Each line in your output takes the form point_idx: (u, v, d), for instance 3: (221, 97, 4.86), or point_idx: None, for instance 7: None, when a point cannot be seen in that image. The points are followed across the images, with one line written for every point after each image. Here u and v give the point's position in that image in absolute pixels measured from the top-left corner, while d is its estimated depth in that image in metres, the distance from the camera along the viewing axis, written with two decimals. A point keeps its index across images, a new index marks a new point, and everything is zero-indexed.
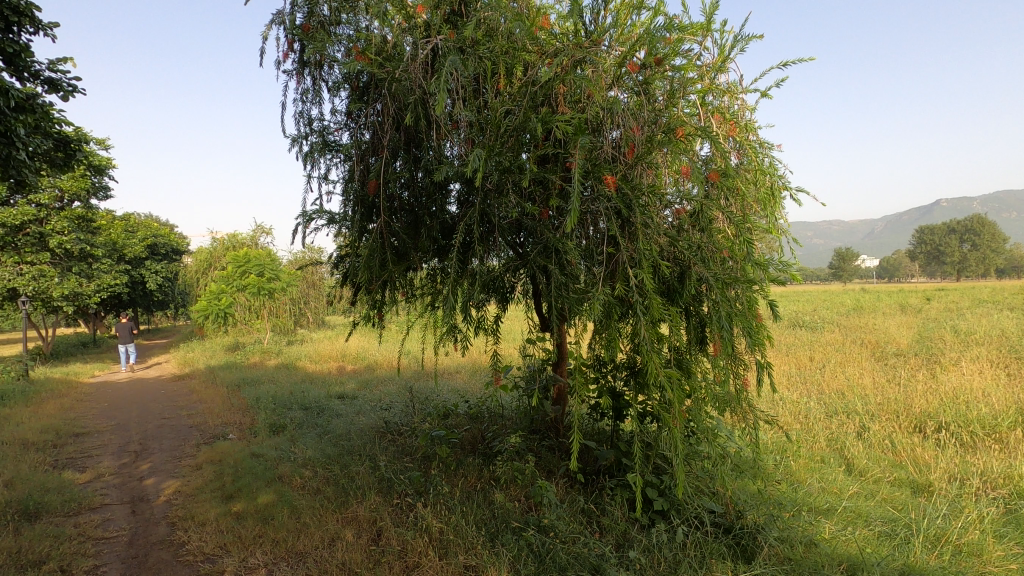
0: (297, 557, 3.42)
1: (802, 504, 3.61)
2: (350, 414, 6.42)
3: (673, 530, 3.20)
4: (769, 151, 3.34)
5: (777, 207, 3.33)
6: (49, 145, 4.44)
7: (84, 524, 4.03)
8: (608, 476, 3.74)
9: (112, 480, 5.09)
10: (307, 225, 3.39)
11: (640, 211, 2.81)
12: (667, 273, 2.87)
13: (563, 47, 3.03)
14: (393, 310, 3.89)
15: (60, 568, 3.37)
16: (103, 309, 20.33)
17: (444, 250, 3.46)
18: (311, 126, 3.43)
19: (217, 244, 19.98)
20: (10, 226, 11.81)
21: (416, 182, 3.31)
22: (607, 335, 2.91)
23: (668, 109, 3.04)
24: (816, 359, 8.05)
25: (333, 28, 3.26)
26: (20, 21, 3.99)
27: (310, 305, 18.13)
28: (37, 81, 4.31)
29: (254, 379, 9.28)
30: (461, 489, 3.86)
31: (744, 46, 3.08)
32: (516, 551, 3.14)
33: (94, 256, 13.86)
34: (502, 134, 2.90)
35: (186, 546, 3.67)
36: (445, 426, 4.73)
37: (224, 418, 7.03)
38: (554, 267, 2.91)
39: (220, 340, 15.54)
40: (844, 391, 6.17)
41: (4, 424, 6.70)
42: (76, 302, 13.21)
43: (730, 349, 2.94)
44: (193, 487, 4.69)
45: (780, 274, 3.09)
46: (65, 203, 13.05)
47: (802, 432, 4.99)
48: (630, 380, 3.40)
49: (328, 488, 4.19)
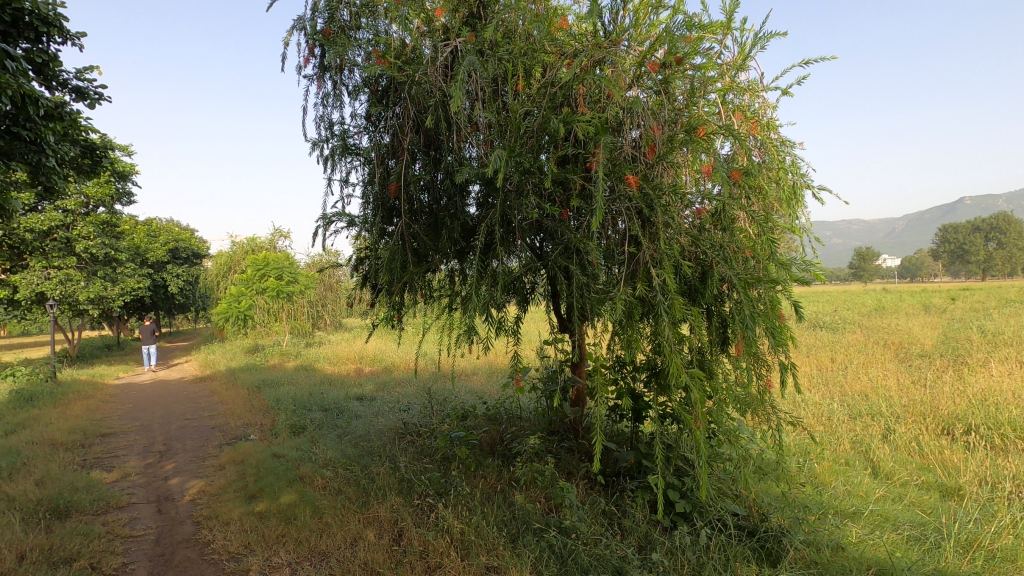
0: (320, 557, 3.46)
1: (828, 507, 3.56)
2: (369, 414, 6.49)
3: (696, 533, 3.17)
4: (791, 149, 3.30)
5: (798, 207, 3.28)
6: (77, 152, 4.55)
7: (112, 522, 4.11)
8: (629, 478, 3.72)
9: (138, 479, 5.19)
10: (327, 227, 3.41)
11: (661, 210, 2.81)
12: (688, 273, 2.86)
13: (582, 47, 3.02)
14: (412, 312, 3.90)
15: (90, 565, 3.43)
16: (127, 313, 20.81)
17: (464, 252, 3.45)
18: (332, 130, 3.46)
19: (237, 247, 20.34)
20: (39, 232, 12.20)
21: (435, 183, 3.32)
22: (629, 335, 2.91)
23: (688, 109, 3.04)
24: (838, 360, 7.93)
25: (353, 33, 3.30)
26: (49, 31, 4.09)
27: (328, 308, 18.30)
28: (66, 89, 4.41)
29: (274, 380, 9.41)
30: (482, 490, 3.88)
31: (765, 45, 3.06)
32: (538, 552, 3.14)
33: (118, 260, 14.20)
34: (522, 135, 2.92)
35: (212, 545, 3.73)
36: (464, 426, 4.77)
37: (245, 419, 7.15)
38: (575, 268, 2.92)
39: (240, 342, 15.79)
40: (867, 393, 6.07)
41: (34, 425, 6.89)
42: (101, 305, 13.53)
43: (753, 349, 2.91)
44: (216, 487, 4.76)
45: (804, 273, 3.04)
46: (91, 209, 13.44)
47: (825, 433, 4.93)
48: (650, 381, 3.38)
49: (349, 488, 4.22)
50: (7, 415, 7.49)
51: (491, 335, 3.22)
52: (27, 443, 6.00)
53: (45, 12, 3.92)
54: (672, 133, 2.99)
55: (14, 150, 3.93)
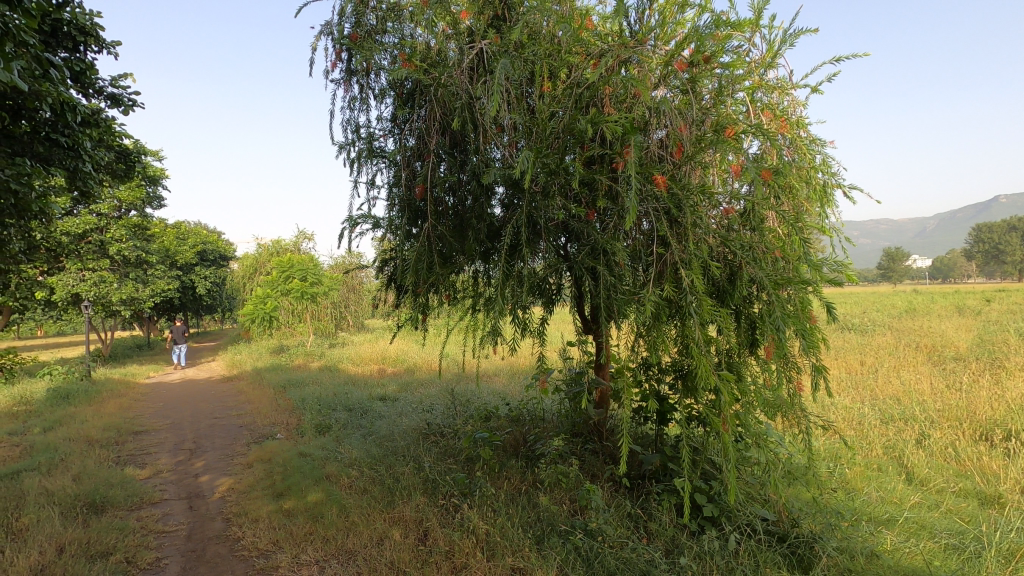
0: (347, 555, 3.50)
1: (861, 513, 3.48)
2: (392, 415, 6.55)
3: (725, 538, 3.13)
4: (822, 147, 3.22)
5: (828, 207, 3.22)
6: (111, 157, 4.66)
7: (145, 518, 4.21)
8: (654, 481, 3.69)
9: (169, 477, 5.32)
10: (353, 229, 3.44)
11: (690, 211, 2.77)
12: (717, 274, 2.82)
13: (608, 47, 3.00)
14: (436, 313, 3.91)
15: (125, 559, 3.53)
16: (157, 313, 21.33)
17: (489, 253, 3.46)
18: (358, 133, 3.50)
19: (262, 249, 20.72)
20: (74, 235, 12.60)
21: (461, 185, 3.33)
22: (656, 337, 2.88)
23: (715, 108, 3.01)
24: (867, 363, 7.76)
25: (380, 36, 3.35)
26: (86, 41, 4.21)
27: (351, 309, 18.51)
28: (101, 96, 4.53)
29: (299, 381, 9.56)
30: (506, 492, 3.88)
31: (795, 41, 3.01)
32: (564, 554, 3.13)
33: (149, 262, 14.63)
34: (549, 136, 2.93)
35: (242, 542, 3.80)
36: (488, 428, 4.78)
37: (271, 418, 7.27)
38: (602, 268, 2.90)
39: (266, 342, 16.09)
40: (899, 396, 5.92)
41: (70, 422, 7.11)
42: (133, 306, 13.92)
43: (784, 351, 2.86)
44: (245, 485, 4.85)
45: (836, 274, 2.94)
46: (123, 212, 13.85)
47: (856, 438, 4.82)
48: (677, 382, 3.35)
49: (375, 488, 4.26)
50: (46, 413, 7.74)
51: (517, 336, 3.21)
52: (65, 440, 6.19)
53: (82, 22, 4.04)
54: (700, 132, 2.96)
55: (54, 156, 4.03)
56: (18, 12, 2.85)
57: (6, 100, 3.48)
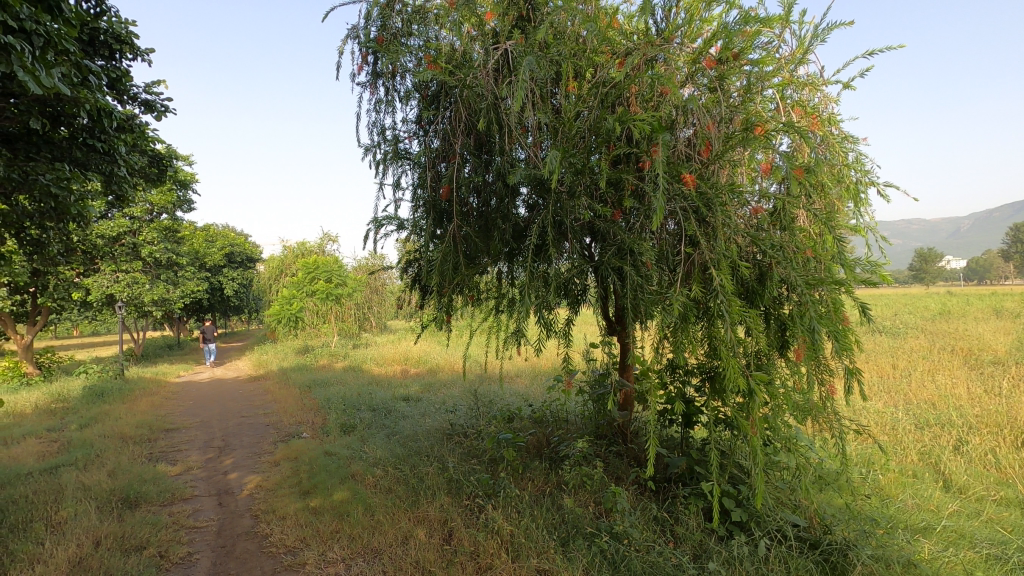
0: (372, 554, 3.53)
1: (896, 520, 3.38)
2: (416, 415, 6.60)
3: (754, 543, 3.07)
4: (855, 145, 3.14)
5: (861, 205, 3.14)
6: (145, 161, 4.76)
7: (177, 513, 4.31)
8: (681, 484, 3.64)
9: (199, 473, 5.44)
10: (378, 230, 3.46)
11: (719, 210, 2.73)
12: (747, 274, 2.77)
13: (633, 46, 2.97)
14: (460, 315, 3.91)
15: (159, 553, 3.62)
16: (186, 314, 21.86)
17: (514, 254, 3.45)
18: (384, 135, 3.52)
19: (287, 251, 21.09)
20: (108, 238, 13.00)
21: (485, 186, 3.33)
22: (684, 339, 2.83)
23: (744, 105, 2.96)
24: (900, 366, 7.54)
25: (405, 39, 3.36)
26: (122, 49, 4.31)
27: (374, 310, 18.68)
28: (135, 102, 4.61)
29: (324, 380, 9.70)
30: (530, 493, 3.86)
31: (827, 36, 2.94)
32: (590, 557, 3.10)
33: (179, 264, 15.01)
34: (574, 136, 2.92)
35: (270, 539, 3.86)
36: (511, 429, 4.78)
37: (297, 417, 7.39)
38: (629, 269, 2.86)
39: (291, 343, 16.37)
40: (934, 401, 5.74)
41: (105, 420, 7.32)
42: (164, 307, 14.29)
43: (816, 354, 2.79)
44: (272, 482, 4.93)
45: (869, 275, 2.86)
46: (154, 216, 14.24)
47: (889, 443, 4.68)
48: (704, 385, 3.29)
49: (399, 487, 4.28)
50: (82, 409, 8.00)
51: (542, 337, 3.19)
52: (100, 437, 6.37)
53: (118, 31, 4.15)
54: (729, 131, 2.91)
55: (90, 161, 4.11)
56: (58, 20, 2.94)
57: (45, 106, 3.57)
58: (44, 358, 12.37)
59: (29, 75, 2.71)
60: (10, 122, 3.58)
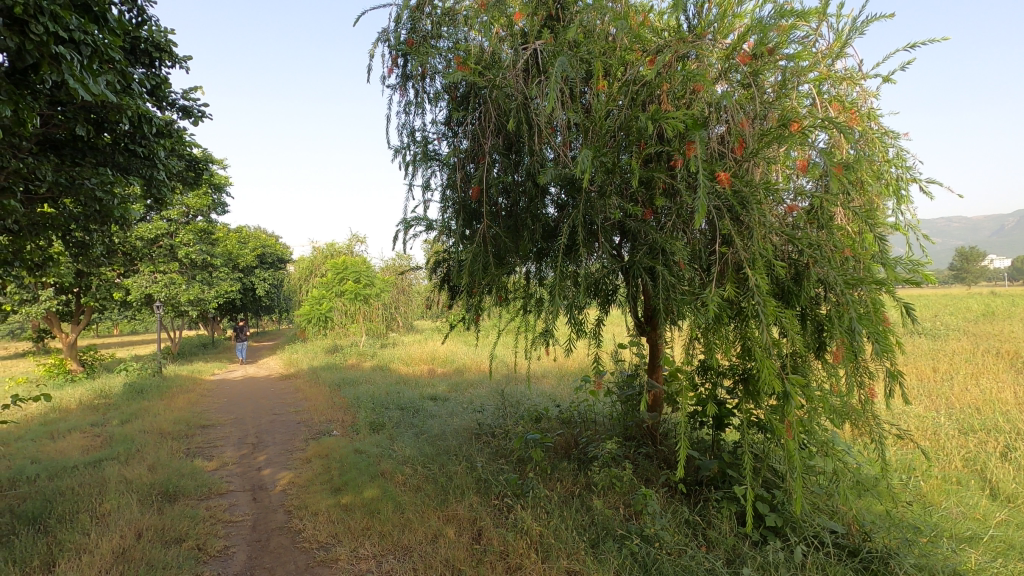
0: (403, 551, 3.57)
1: (941, 529, 3.26)
2: (443, 414, 6.65)
3: (790, 549, 3.00)
4: (895, 140, 3.03)
5: (902, 202, 3.04)
6: (183, 165, 4.90)
7: (214, 508, 4.43)
8: (713, 488, 3.58)
9: (234, 469, 5.58)
10: (407, 231, 3.50)
11: (755, 208, 2.68)
12: (783, 274, 2.71)
13: (665, 43, 2.93)
14: (488, 315, 3.92)
15: (197, 546, 3.72)
16: (220, 313, 22.45)
17: (543, 254, 3.45)
18: (414, 137, 3.55)
19: (317, 252, 21.48)
20: (147, 239, 13.45)
21: (515, 186, 3.33)
22: (716, 339, 2.78)
23: (779, 102, 2.90)
24: (941, 369, 7.27)
25: (434, 41, 3.38)
26: (161, 57, 4.44)
27: (401, 310, 18.86)
28: (173, 108, 4.72)
29: (353, 379, 9.85)
30: (559, 494, 3.84)
31: (866, 29, 2.85)
32: (621, 559, 3.08)
33: (214, 265, 15.45)
34: (605, 135, 2.91)
35: (303, 534, 3.93)
36: (539, 429, 4.78)
37: (327, 414, 7.52)
38: (661, 268, 2.82)
39: (321, 342, 16.67)
40: (979, 406, 5.52)
41: (145, 416, 7.57)
42: (199, 306, 14.71)
43: (857, 356, 2.70)
44: (304, 479, 5.02)
45: (912, 274, 2.76)
46: (190, 218, 14.66)
47: (932, 448, 4.52)
48: (737, 387, 3.22)
49: (428, 486, 4.31)
50: (123, 406, 8.27)
51: (573, 338, 3.17)
52: (140, 432, 6.59)
53: (157, 39, 4.26)
54: (764, 127, 2.85)
55: (132, 166, 4.25)
56: (104, 30, 3.05)
57: (90, 113, 3.70)
58: (87, 356, 12.85)
59: (79, 83, 2.82)
60: (58, 128, 3.71)
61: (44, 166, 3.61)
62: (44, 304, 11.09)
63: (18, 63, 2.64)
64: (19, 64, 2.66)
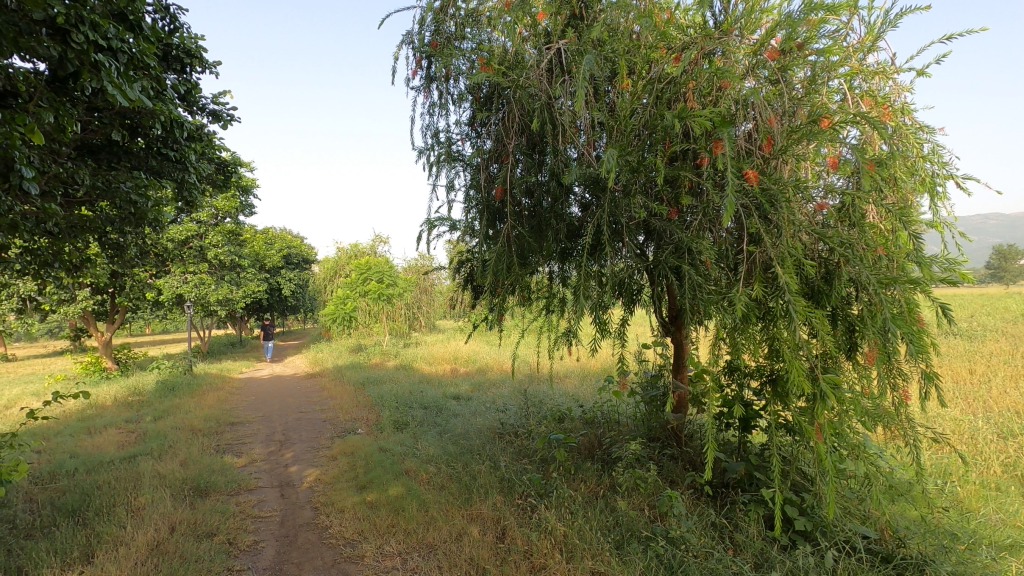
0: (428, 549, 3.60)
1: (980, 536, 3.16)
2: (466, 413, 6.68)
3: (821, 554, 2.94)
4: (931, 135, 2.94)
5: (937, 199, 2.95)
6: (213, 168, 5.02)
7: (243, 503, 4.53)
8: (739, 490, 3.53)
9: (263, 465, 5.69)
10: (431, 231, 3.52)
11: (784, 205, 2.63)
12: (812, 273, 2.65)
13: (690, 40, 2.90)
14: (511, 315, 3.93)
15: (228, 540, 3.81)
16: (248, 313, 22.93)
17: (567, 253, 3.43)
18: (438, 138, 3.57)
19: (341, 253, 21.78)
20: (178, 241, 13.80)
21: (538, 185, 3.33)
22: (743, 339, 2.74)
23: (808, 98, 2.85)
24: (978, 371, 7.04)
25: (458, 42, 3.39)
26: (192, 62, 4.55)
27: (423, 309, 19.00)
28: (204, 113, 4.84)
29: (377, 378, 9.97)
30: (583, 494, 3.83)
31: (899, 21, 2.78)
32: (646, 561, 3.05)
33: (242, 266, 15.80)
34: (630, 134, 2.89)
35: (330, 530, 3.99)
36: (562, 429, 4.77)
37: (352, 413, 7.62)
38: (687, 267, 2.78)
39: (345, 341, 16.90)
40: (1019, 410, 5.33)
41: (176, 413, 7.76)
42: (228, 306, 15.05)
43: (890, 357, 2.63)
44: (330, 476, 5.09)
45: (948, 273, 2.67)
46: (219, 220, 15.00)
47: (969, 452, 4.38)
48: (765, 389, 3.17)
49: (452, 484, 4.34)
50: (156, 403, 8.51)
51: (597, 338, 3.15)
52: (172, 429, 6.77)
53: (188, 45, 4.37)
54: (793, 124, 2.80)
55: (165, 169, 4.37)
56: (139, 38, 3.14)
57: (125, 118, 3.82)
58: (122, 354, 13.25)
59: (117, 90, 2.91)
60: (95, 134, 3.84)
61: (82, 171, 3.74)
62: (81, 304, 11.47)
63: (60, 71, 2.73)
64: (60, 71, 2.76)
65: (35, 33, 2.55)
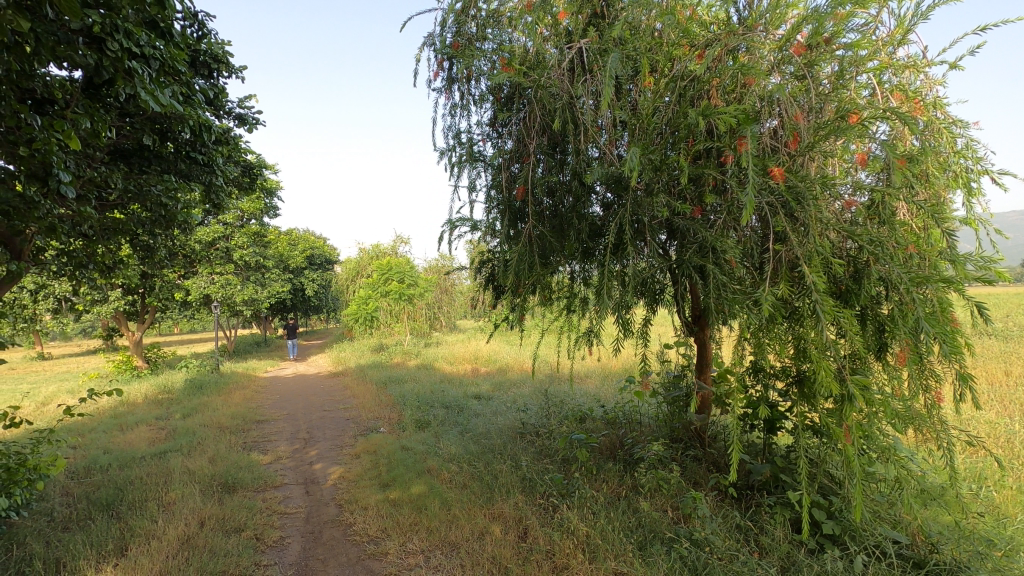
0: (450, 547, 3.62)
1: (1017, 542, 3.06)
2: (487, 413, 6.71)
3: (850, 559, 2.88)
4: (965, 130, 2.86)
5: (972, 195, 2.87)
6: (239, 171, 5.12)
7: (269, 500, 4.61)
8: (765, 492, 3.48)
9: (288, 463, 5.79)
10: (453, 231, 3.53)
11: (812, 203, 2.58)
12: (841, 272, 2.61)
13: (714, 36, 2.87)
14: (532, 314, 3.92)
15: (255, 535, 3.89)
16: (272, 313, 23.34)
17: (588, 253, 3.42)
18: (459, 139, 3.59)
19: (363, 253, 22.03)
20: (205, 243, 14.12)
21: (560, 185, 3.32)
22: (769, 339, 2.70)
23: (835, 93, 2.80)
24: (1015, 373, 6.82)
25: (479, 43, 3.40)
26: (219, 67, 4.66)
27: (444, 309, 19.13)
28: (230, 117, 4.94)
29: (398, 378, 10.06)
30: (605, 494, 3.82)
31: (931, 13, 2.70)
32: (670, 562, 3.03)
33: (266, 266, 16.09)
34: (652, 132, 2.87)
35: (354, 528, 4.05)
36: (584, 429, 4.77)
37: (374, 411, 7.71)
38: (711, 267, 2.74)
39: (367, 341, 17.09)
40: None
41: (205, 411, 7.95)
42: (253, 306, 15.34)
43: (922, 357, 2.57)
44: (354, 474, 5.15)
45: (983, 271, 2.59)
46: (245, 222, 15.30)
47: (1005, 456, 4.25)
48: (791, 390, 3.12)
49: (474, 483, 4.36)
50: (185, 401, 8.71)
51: (619, 337, 3.13)
52: (200, 426, 6.93)
53: (215, 51, 4.47)
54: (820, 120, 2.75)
55: (193, 172, 4.47)
56: (170, 44, 3.22)
57: (155, 123, 3.92)
58: (151, 353, 13.60)
59: (149, 95, 2.99)
60: (128, 139, 3.95)
61: (116, 175, 3.85)
62: (113, 304, 11.80)
63: (96, 78, 2.82)
64: (96, 78, 2.84)
65: (72, 42, 2.63)
